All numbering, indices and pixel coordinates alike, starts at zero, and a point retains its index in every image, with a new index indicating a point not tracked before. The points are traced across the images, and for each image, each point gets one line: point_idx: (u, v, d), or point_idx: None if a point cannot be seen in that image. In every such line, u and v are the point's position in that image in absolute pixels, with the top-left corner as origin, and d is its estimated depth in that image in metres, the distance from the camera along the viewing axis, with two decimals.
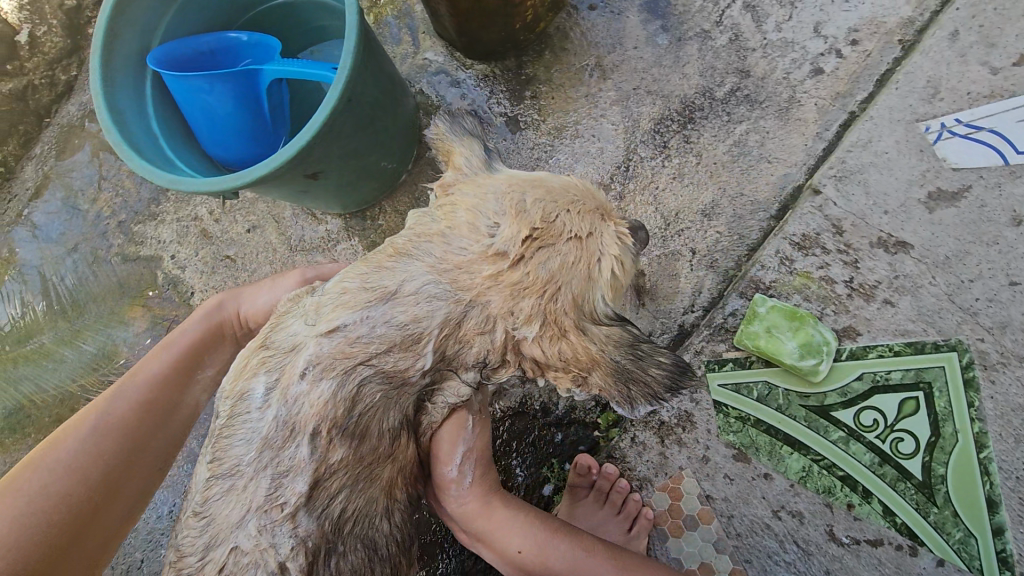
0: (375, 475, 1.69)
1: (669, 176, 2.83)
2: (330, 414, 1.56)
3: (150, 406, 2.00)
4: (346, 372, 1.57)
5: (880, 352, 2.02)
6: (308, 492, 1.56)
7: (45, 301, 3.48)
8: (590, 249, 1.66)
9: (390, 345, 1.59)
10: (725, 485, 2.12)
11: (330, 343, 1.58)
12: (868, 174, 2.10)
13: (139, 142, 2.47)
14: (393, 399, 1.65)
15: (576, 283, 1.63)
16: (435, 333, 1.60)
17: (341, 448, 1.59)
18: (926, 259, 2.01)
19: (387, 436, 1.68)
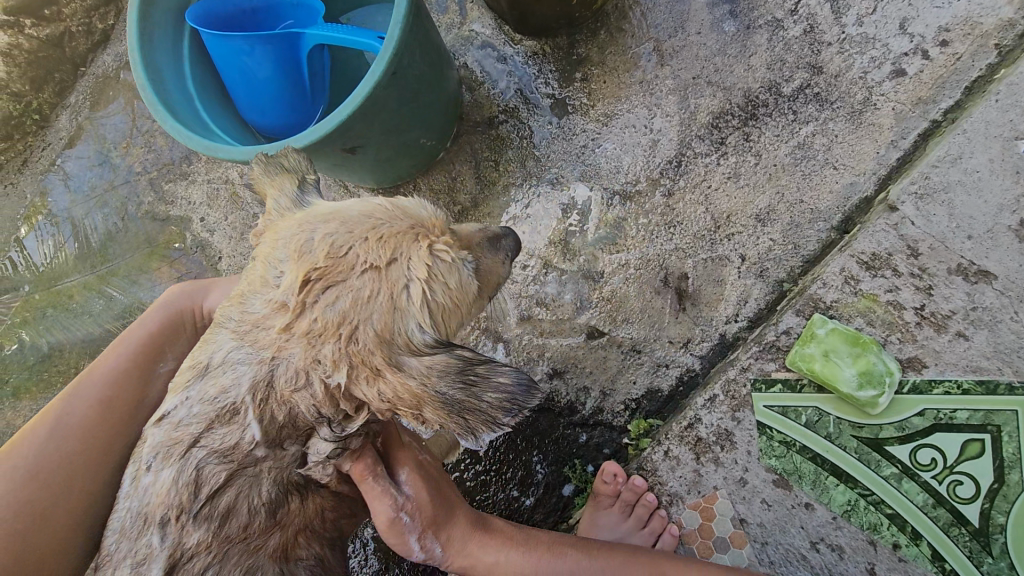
0: (254, 546, 1.73)
1: (724, 175, 2.66)
2: (176, 501, 1.61)
3: (107, 400, 1.99)
4: (183, 453, 1.62)
5: (948, 388, 1.88)
6: (165, 574, 1.60)
7: (75, 253, 3.46)
8: (390, 276, 1.59)
9: (209, 423, 1.62)
10: (762, 511, 2.02)
11: (160, 431, 1.67)
12: (954, 195, 1.92)
13: (174, 102, 2.37)
14: (256, 474, 1.69)
15: (376, 318, 1.56)
16: (249, 400, 1.60)
17: (197, 530, 1.62)
18: (1010, 292, 1.84)
19: (261, 511, 1.72)
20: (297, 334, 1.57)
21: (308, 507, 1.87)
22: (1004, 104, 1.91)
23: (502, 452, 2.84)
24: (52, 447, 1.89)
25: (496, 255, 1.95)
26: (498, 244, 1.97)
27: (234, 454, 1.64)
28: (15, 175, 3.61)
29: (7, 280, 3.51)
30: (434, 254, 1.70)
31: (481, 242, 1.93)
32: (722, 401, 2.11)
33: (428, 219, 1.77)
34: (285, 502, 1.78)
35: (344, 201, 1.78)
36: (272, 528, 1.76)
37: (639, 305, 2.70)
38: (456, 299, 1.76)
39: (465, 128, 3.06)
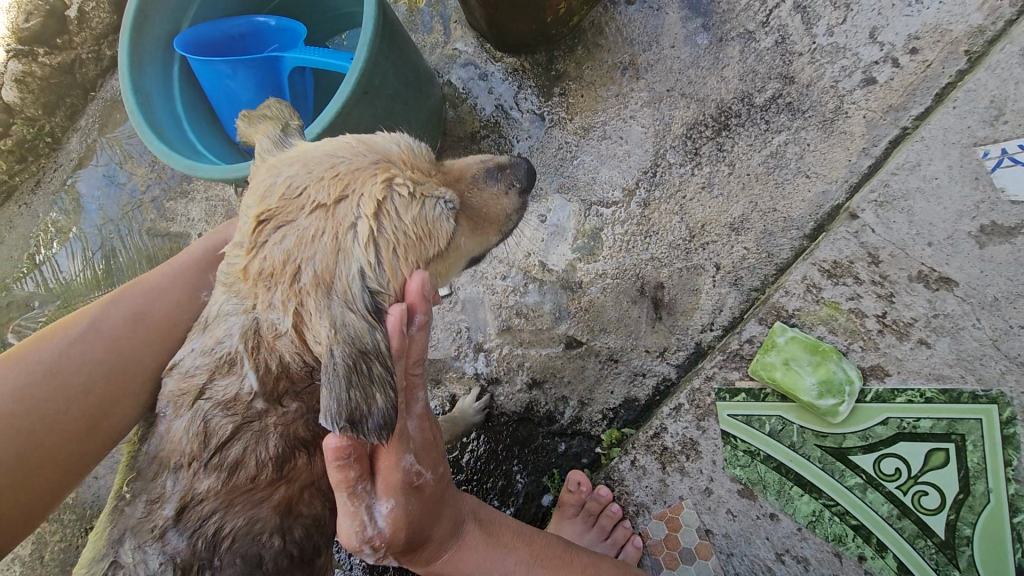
0: (258, 498, 1.78)
1: (698, 185, 2.67)
2: (189, 449, 1.70)
3: (147, 317, 2.01)
4: (190, 403, 1.71)
5: (911, 396, 1.86)
6: (176, 515, 1.69)
7: (84, 269, 3.60)
8: (340, 213, 1.58)
9: (212, 373, 1.69)
10: (728, 521, 2.00)
11: (172, 380, 1.78)
12: (913, 202, 1.91)
13: (162, 123, 2.47)
14: (265, 427, 1.73)
15: (318, 259, 1.55)
16: (242, 350, 1.65)
17: (207, 478, 1.70)
18: (970, 298, 1.83)
19: (268, 464, 1.75)
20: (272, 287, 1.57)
21: (313, 467, 1.89)
22: (962, 111, 1.91)
23: (482, 461, 2.82)
24: (84, 350, 1.90)
25: (494, 187, 2.03)
26: (500, 172, 2.06)
27: (236, 404, 1.69)
28: (29, 196, 3.75)
29: (23, 297, 3.65)
30: (392, 189, 1.67)
31: (475, 178, 2.01)
32: (687, 410, 2.11)
33: (398, 154, 1.78)
34: (292, 458, 1.81)
35: (316, 142, 1.80)
36: (277, 482, 1.80)
37: (616, 314, 2.70)
38: (421, 236, 1.74)
39: (448, 143, 3.13)
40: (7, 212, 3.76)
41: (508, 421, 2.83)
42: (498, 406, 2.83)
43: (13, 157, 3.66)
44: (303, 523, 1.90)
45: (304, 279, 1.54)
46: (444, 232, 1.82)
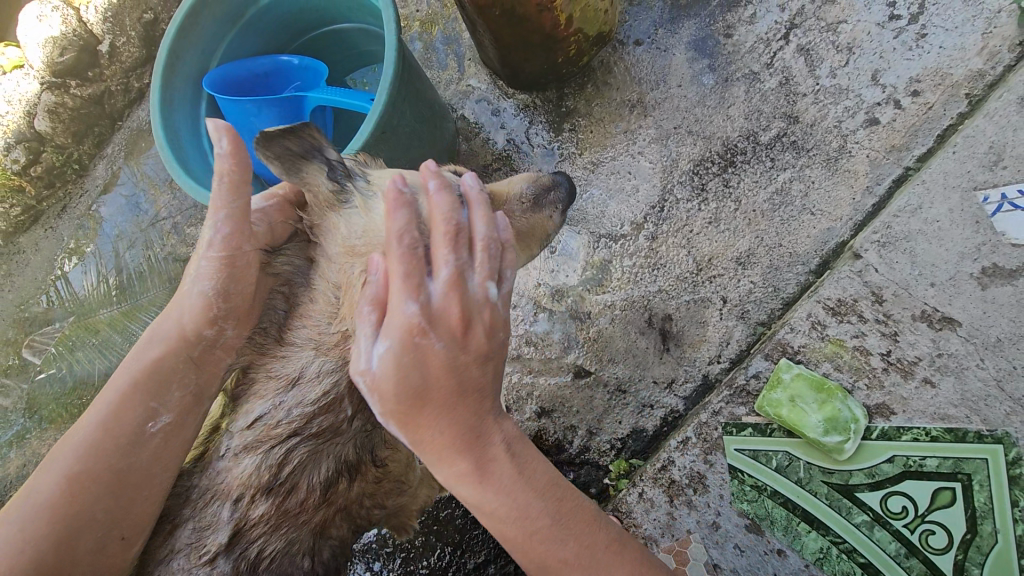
0: (300, 522, 1.70)
1: (704, 220, 2.74)
2: (256, 481, 1.63)
3: (93, 455, 1.57)
4: (274, 444, 1.64)
5: (916, 435, 1.88)
6: (228, 541, 1.61)
7: (103, 290, 3.68)
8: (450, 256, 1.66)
9: (308, 418, 1.65)
10: (735, 556, 2.02)
11: (252, 431, 1.65)
12: (915, 243, 1.96)
13: (189, 159, 2.57)
14: (325, 449, 1.70)
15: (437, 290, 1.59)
16: (346, 396, 1.68)
17: (263, 502, 1.64)
18: (974, 339, 1.85)
19: (318, 488, 1.71)
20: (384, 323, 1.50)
21: (350, 491, 1.81)
22: (961, 155, 1.97)
23: None
24: (33, 515, 1.51)
25: (542, 211, 2.14)
26: (546, 197, 2.16)
27: (328, 431, 1.68)
28: (55, 220, 3.87)
29: (44, 315, 3.73)
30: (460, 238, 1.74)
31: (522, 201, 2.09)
32: (695, 443, 2.14)
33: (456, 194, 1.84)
34: (336, 482, 1.75)
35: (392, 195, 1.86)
36: (319, 506, 1.73)
37: (624, 345, 2.75)
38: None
39: None
40: (33, 235, 3.87)
41: None
42: None
43: (42, 182, 3.80)
44: (331, 545, 1.84)
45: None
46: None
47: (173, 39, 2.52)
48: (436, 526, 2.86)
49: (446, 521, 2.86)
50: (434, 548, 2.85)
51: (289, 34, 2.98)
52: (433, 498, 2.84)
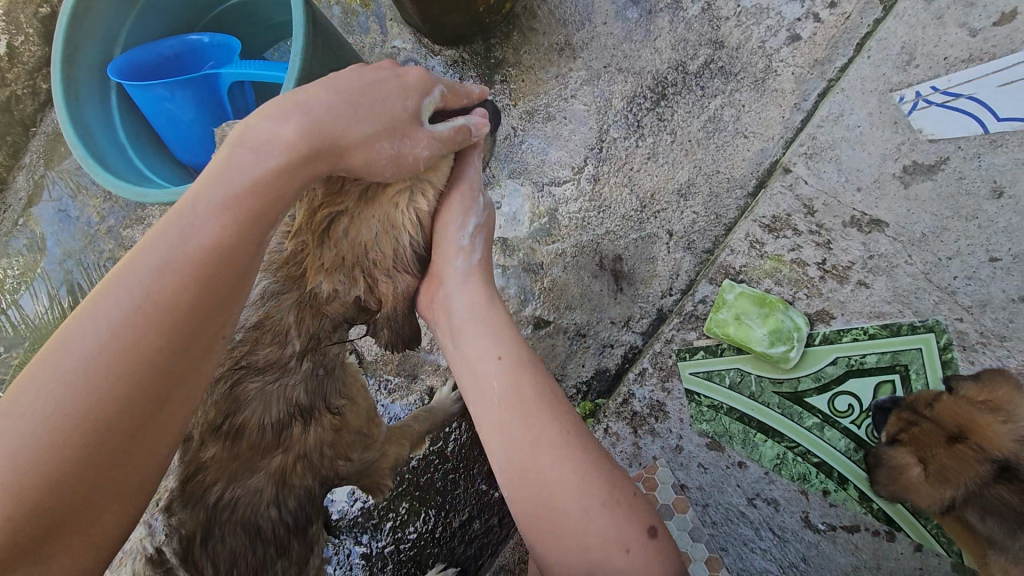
0: (258, 466, 1.69)
1: (644, 156, 2.73)
2: (203, 416, 1.55)
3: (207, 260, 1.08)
4: (218, 376, 1.58)
5: (855, 335, 1.96)
6: (180, 484, 1.51)
7: (46, 308, 3.52)
8: (384, 198, 1.40)
9: (253, 343, 1.59)
10: (700, 474, 2.11)
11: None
12: (840, 150, 2.00)
13: (107, 155, 2.42)
14: (274, 390, 1.68)
15: (379, 241, 1.43)
16: (293, 322, 1.60)
17: (213, 444, 1.57)
18: (901, 237, 1.92)
19: (270, 429, 1.69)
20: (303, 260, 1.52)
21: (308, 437, 1.81)
22: (876, 59, 2.00)
23: (467, 448, 2.84)
24: (132, 330, 1.01)
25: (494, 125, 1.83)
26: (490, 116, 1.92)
27: (273, 367, 1.65)
28: None
29: None
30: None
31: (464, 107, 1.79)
32: (652, 373, 2.20)
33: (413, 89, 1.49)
34: (290, 425, 1.75)
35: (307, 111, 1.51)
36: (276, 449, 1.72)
37: (579, 291, 2.76)
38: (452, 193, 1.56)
39: None
40: None
41: None
42: None
43: None
44: (297, 494, 1.84)
45: (374, 256, 1.45)
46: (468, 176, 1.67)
47: (68, 28, 2.31)
48: (418, 492, 2.90)
49: (427, 486, 2.89)
50: (419, 513, 2.88)
51: (196, 10, 2.79)
52: (410, 464, 2.88)
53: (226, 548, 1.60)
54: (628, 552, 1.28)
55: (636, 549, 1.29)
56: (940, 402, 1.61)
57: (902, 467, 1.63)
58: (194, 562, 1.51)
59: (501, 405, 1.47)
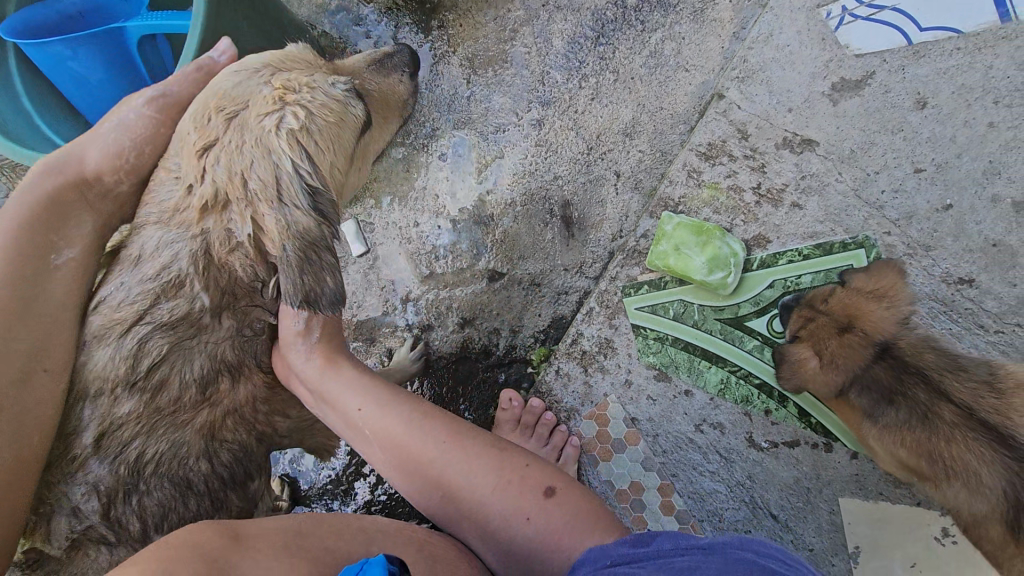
0: (182, 421, 1.70)
1: (587, 96, 2.67)
2: (113, 373, 1.61)
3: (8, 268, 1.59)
4: (122, 333, 1.62)
5: (791, 257, 1.98)
6: (96, 444, 1.59)
7: None
8: (255, 128, 1.57)
9: (155, 297, 1.62)
10: (650, 406, 2.14)
11: (100, 316, 1.64)
12: (771, 72, 1.99)
13: (11, 123, 2.29)
14: (192, 346, 1.69)
15: (256, 165, 1.56)
16: (191, 271, 1.63)
17: (129, 400, 1.62)
18: (831, 155, 1.93)
19: (193, 385, 1.70)
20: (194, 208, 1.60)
21: (236, 393, 1.81)
22: None
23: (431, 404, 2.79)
24: None
25: (388, 78, 2.02)
26: (389, 60, 2.05)
27: (185, 323, 1.66)
28: None
29: None
30: (272, 81, 1.63)
31: (366, 69, 1.97)
32: (598, 312, 2.21)
33: (281, 56, 1.74)
34: (216, 381, 1.74)
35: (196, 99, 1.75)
36: (201, 405, 1.72)
37: (532, 240, 2.68)
38: (334, 121, 1.71)
39: None
40: None
41: (447, 363, 2.75)
42: (435, 350, 2.75)
43: None
44: (230, 448, 1.80)
45: (253, 183, 1.56)
46: (356, 118, 1.82)
47: None
48: None
49: None
50: None
51: None
52: None
53: (154, 502, 1.64)
54: (528, 520, 1.55)
55: (535, 513, 1.56)
56: (834, 295, 1.76)
57: (799, 363, 1.79)
58: (118, 517, 1.58)
59: (387, 457, 1.68)
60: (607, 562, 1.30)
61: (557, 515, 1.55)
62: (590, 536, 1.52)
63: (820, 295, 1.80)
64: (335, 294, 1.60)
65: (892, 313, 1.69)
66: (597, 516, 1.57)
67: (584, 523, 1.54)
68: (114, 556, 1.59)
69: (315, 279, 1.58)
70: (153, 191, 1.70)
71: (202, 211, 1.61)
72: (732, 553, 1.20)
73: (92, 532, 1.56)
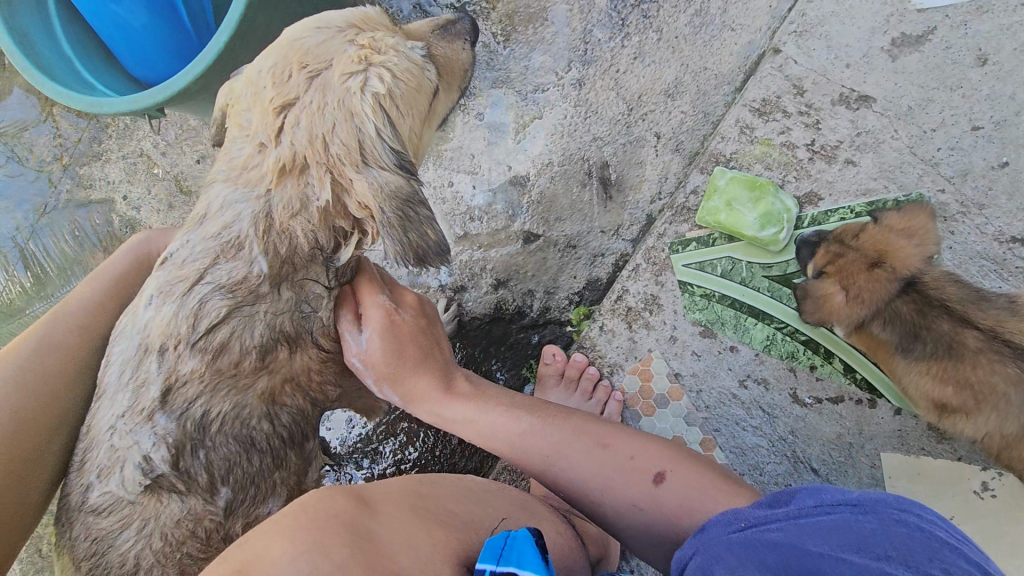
0: (243, 385, 1.69)
1: (629, 57, 2.32)
2: (174, 331, 1.60)
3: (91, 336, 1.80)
4: (186, 290, 1.60)
5: (843, 214, 2.00)
6: (163, 396, 1.58)
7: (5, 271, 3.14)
8: (337, 85, 1.54)
9: (214, 257, 1.62)
10: (694, 362, 2.18)
11: (165, 272, 1.64)
12: (829, 26, 2.05)
13: (52, 65, 2.25)
14: (252, 313, 1.66)
15: (338, 129, 1.54)
16: (252, 234, 1.61)
17: (191, 359, 1.61)
18: (888, 111, 1.97)
19: (252, 351, 1.67)
20: (271, 170, 1.58)
21: (293, 364, 1.77)
22: None
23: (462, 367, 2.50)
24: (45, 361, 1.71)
25: (451, 40, 1.92)
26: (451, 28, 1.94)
27: (244, 288, 1.63)
28: None
29: None
30: (358, 39, 1.60)
31: (432, 35, 1.88)
32: (645, 269, 2.27)
33: (360, 18, 1.71)
34: (274, 350, 1.71)
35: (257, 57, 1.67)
36: (261, 371, 1.71)
37: (569, 202, 2.37)
38: (413, 87, 1.70)
39: None
40: None
41: (480, 325, 2.50)
42: (468, 312, 2.51)
43: None
44: (289, 412, 1.83)
45: (336, 149, 1.55)
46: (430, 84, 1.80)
47: None
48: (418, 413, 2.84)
49: None
50: (418, 434, 2.79)
51: None
52: None
53: (219, 457, 1.66)
54: (643, 508, 1.54)
55: (647, 502, 1.54)
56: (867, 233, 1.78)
57: (824, 297, 1.81)
58: (186, 468, 1.61)
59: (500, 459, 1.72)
60: (742, 525, 1.23)
61: (674, 495, 1.51)
62: (713, 503, 1.47)
63: (852, 231, 1.82)
64: (440, 245, 1.62)
65: (919, 251, 1.72)
66: (709, 495, 1.49)
67: (699, 500, 1.49)
68: (185, 503, 1.61)
69: (419, 235, 1.58)
70: (224, 148, 1.70)
71: (280, 173, 1.58)
72: (887, 514, 1.11)
73: (164, 481, 1.58)
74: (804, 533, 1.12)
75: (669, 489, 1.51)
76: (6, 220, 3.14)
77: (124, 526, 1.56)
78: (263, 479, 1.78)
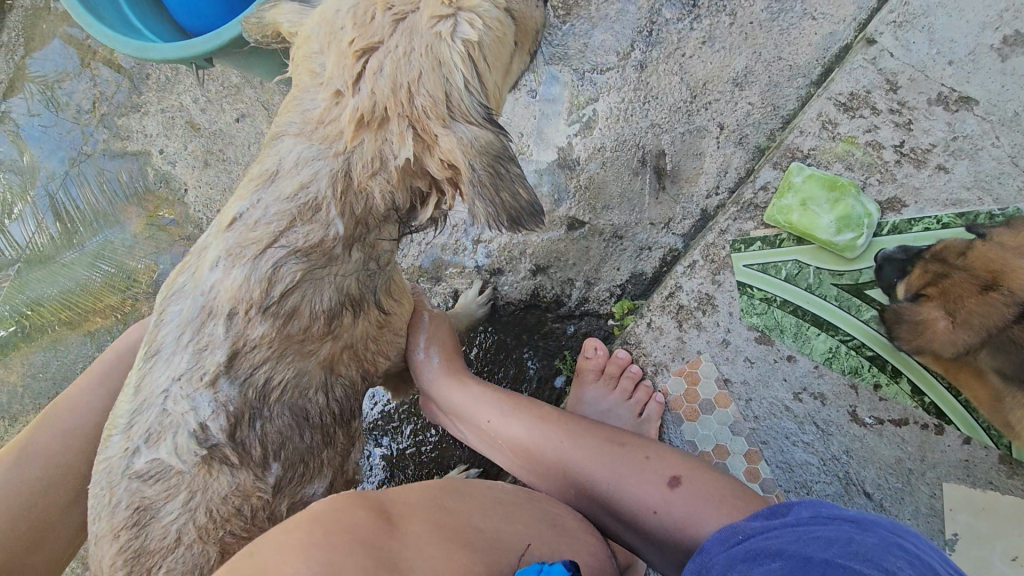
0: (308, 351, 1.63)
1: (698, 40, 2.16)
2: (247, 296, 1.51)
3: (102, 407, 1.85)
4: (259, 253, 1.51)
5: (928, 224, 1.88)
6: (228, 360, 1.51)
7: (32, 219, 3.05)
8: (430, 32, 1.42)
9: (292, 219, 1.51)
10: (746, 369, 2.05)
11: (234, 233, 1.53)
12: (934, 18, 1.90)
13: (98, 5, 2.17)
14: (322, 276, 1.59)
15: (425, 78, 1.42)
16: (330, 193, 1.52)
17: (262, 324, 1.53)
18: (991, 116, 1.84)
19: (321, 316, 1.62)
20: (349, 123, 1.47)
21: (355, 329, 1.73)
22: None
23: (493, 352, 2.38)
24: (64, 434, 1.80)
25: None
26: None
27: (318, 252, 1.55)
28: None
29: None
30: None
31: None
32: (702, 266, 2.13)
33: None
34: (340, 315, 1.66)
35: None
36: (326, 336, 1.66)
37: (618, 189, 2.24)
38: (499, 36, 1.57)
39: None
40: None
41: (515, 311, 2.39)
42: (504, 296, 2.39)
43: None
44: (342, 383, 1.79)
45: (421, 99, 1.42)
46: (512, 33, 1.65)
47: None
48: None
49: None
50: None
51: None
52: None
53: (274, 429, 1.62)
54: (654, 512, 1.45)
55: (660, 505, 1.45)
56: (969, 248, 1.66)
57: (926, 322, 1.68)
58: (242, 438, 1.56)
59: (519, 461, 1.71)
60: (738, 536, 1.17)
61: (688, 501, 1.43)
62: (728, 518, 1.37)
63: (954, 249, 1.69)
64: (532, 205, 1.48)
65: None
66: (729, 504, 1.40)
67: (714, 503, 1.40)
68: (235, 478, 1.55)
69: (510, 195, 1.45)
70: (293, 99, 1.59)
71: (358, 125, 1.47)
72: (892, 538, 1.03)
73: (217, 452, 1.52)
74: (798, 543, 1.05)
75: (688, 490, 1.45)
76: (41, 167, 3.07)
77: (169, 497, 1.49)
78: (313, 457, 1.75)
